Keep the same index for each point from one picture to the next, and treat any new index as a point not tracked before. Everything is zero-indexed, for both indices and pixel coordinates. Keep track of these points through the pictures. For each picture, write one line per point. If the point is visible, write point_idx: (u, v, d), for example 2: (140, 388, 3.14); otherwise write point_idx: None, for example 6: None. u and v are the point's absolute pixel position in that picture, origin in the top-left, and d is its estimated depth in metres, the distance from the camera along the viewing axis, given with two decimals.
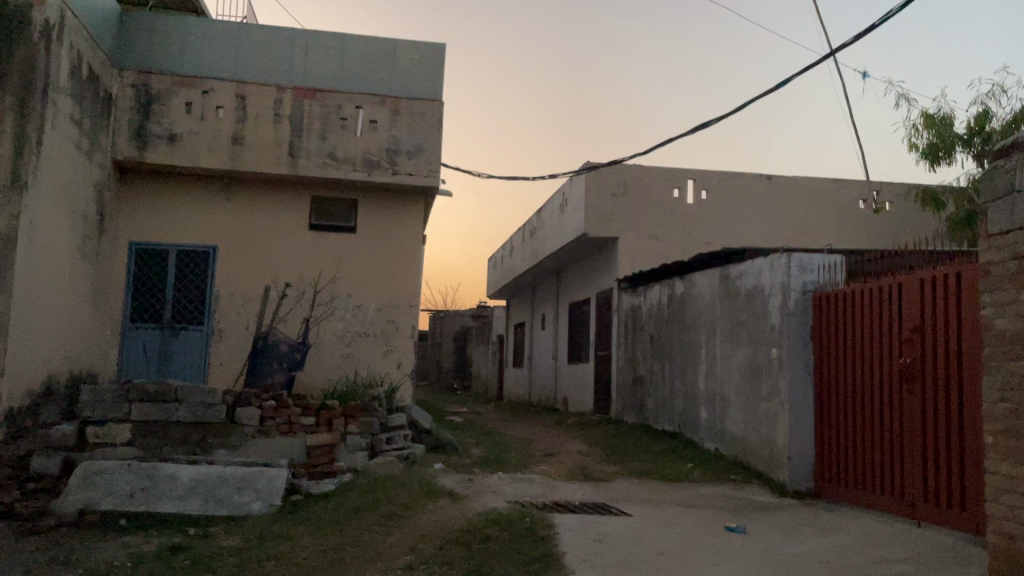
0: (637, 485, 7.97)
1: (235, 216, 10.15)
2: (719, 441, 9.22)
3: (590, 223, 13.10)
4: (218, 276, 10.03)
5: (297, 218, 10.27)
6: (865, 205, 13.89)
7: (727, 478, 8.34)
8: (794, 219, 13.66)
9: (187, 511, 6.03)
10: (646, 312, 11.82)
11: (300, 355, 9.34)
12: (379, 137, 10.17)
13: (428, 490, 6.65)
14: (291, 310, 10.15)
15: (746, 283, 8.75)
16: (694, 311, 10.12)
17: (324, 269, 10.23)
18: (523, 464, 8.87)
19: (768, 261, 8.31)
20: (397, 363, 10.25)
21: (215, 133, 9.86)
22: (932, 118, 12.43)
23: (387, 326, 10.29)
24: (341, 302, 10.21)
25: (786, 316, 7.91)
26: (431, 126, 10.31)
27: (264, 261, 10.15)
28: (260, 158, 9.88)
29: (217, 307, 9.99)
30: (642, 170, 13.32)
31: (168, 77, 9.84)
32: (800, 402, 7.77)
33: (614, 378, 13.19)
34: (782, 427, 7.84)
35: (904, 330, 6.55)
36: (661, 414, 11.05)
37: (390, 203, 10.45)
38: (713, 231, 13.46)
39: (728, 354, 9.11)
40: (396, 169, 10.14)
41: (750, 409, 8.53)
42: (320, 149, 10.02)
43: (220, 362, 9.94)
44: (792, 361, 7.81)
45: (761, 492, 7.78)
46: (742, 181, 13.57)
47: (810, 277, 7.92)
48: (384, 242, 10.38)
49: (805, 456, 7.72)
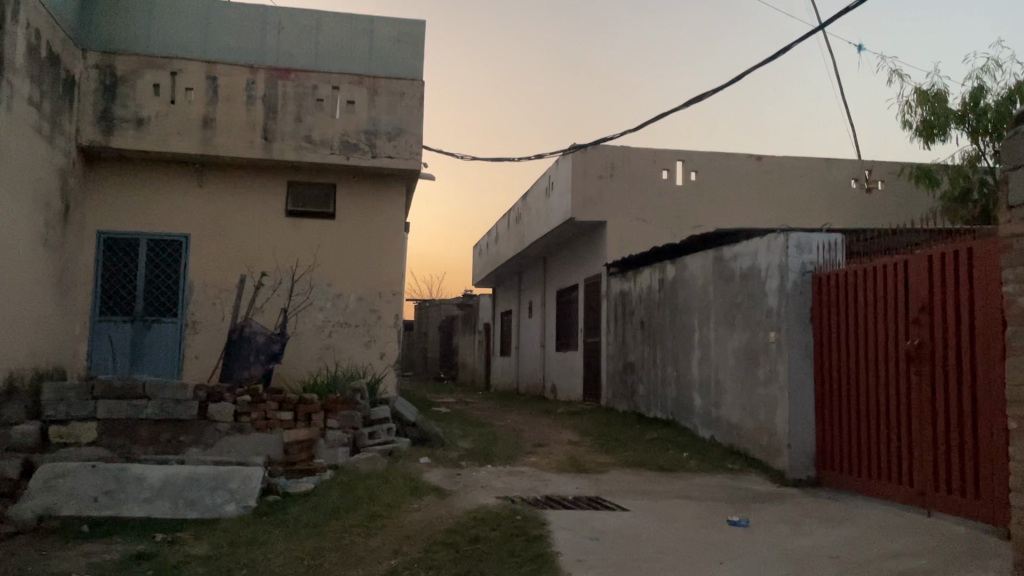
0: (632, 476, 7.65)
1: (208, 203, 9.71)
2: (714, 429, 8.92)
3: (577, 207, 12.75)
4: (191, 265, 9.61)
5: (272, 204, 9.84)
6: (857, 184, 13.60)
7: (724, 467, 8.04)
8: (785, 200, 13.36)
9: (154, 516, 5.66)
10: (636, 297, 11.49)
11: (278, 346, 8.91)
12: (357, 118, 9.74)
13: (413, 487, 6.29)
14: (268, 300, 9.74)
15: (741, 264, 8.41)
16: (686, 295, 9.80)
17: (302, 257, 9.82)
18: (513, 455, 8.53)
19: (765, 241, 7.97)
20: (380, 354, 9.88)
21: (185, 116, 9.40)
22: (926, 94, 12.16)
23: (369, 315, 9.90)
24: (321, 291, 9.81)
25: (784, 299, 7.58)
26: (412, 107, 9.89)
27: (239, 250, 9.72)
28: (233, 142, 9.44)
29: (191, 299, 9.58)
30: (630, 151, 12.95)
31: (133, 58, 9.38)
32: (800, 387, 7.46)
33: (604, 365, 12.87)
34: (782, 414, 7.53)
35: (911, 311, 6.24)
36: (653, 401, 10.74)
37: (370, 187, 10.04)
38: (703, 213, 13.14)
39: (723, 338, 8.79)
40: (376, 152, 9.73)
41: (747, 395, 8.22)
42: (296, 131, 9.59)
43: (195, 355, 9.54)
44: (792, 345, 7.49)
45: (760, 481, 7.47)
46: (731, 162, 13.25)
47: (809, 257, 7.60)
48: (365, 229, 9.97)
49: (805, 443, 7.42)
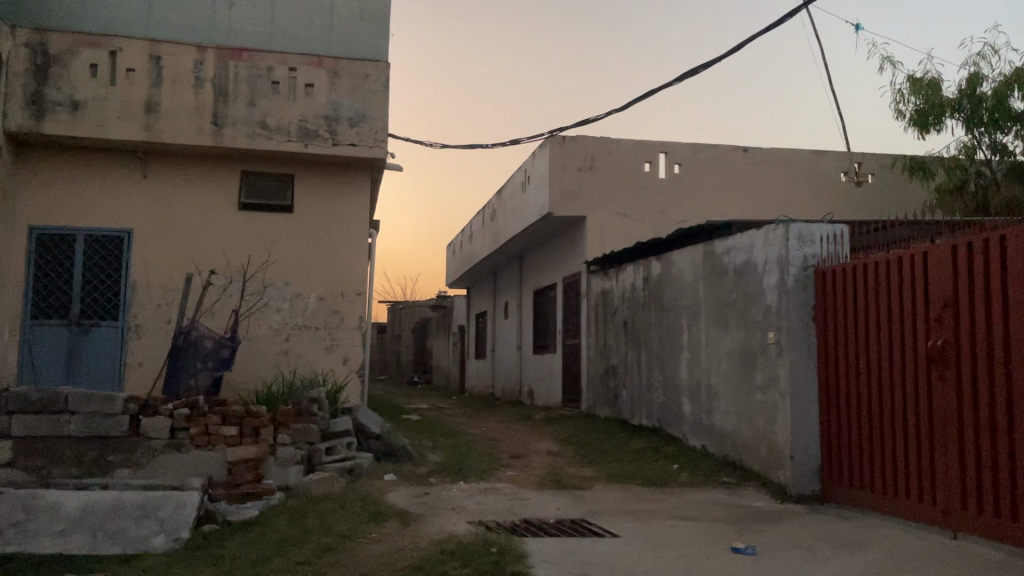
0: (619, 493, 6.93)
1: (153, 195, 8.85)
2: (706, 438, 8.22)
3: (555, 201, 12.03)
4: (134, 263, 8.76)
5: (223, 196, 8.99)
6: (847, 177, 13.01)
7: (718, 480, 7.35)
8: (772, 194, 12.75)
9: (68, 552, 4.85)
10: (619, 296, 10.79)
11: (228, 351, 8.08)
12: (316, 103, 8.94)
13: (372, 513, 5.52)
14: (218, 301, 8.91)
15: (736, 259, 7.72)
16: (673, 293, 9.10)
17: (255, 253, 8.99)
18: (488, 469, 7.78)
19: (761, 233, 7.29)
20: (342, 359, 9.08)
21: (125, 98, 8.55)
22: (919, 83, 11.60)
23: (331, 317, 9.10)
24: (277, 290, 9.00)
25: (784, 296, 6.90)
26: (376, 91, 9.10)
27: (186, 246, 8.87)
28: (179, 127, 8.59)
29: (134, 300, 8.73)
30: (610, 142, 12.26)
31: (68, 35, 8.52)
32: (803, 392, 6.78)
33: (584, 369, 12.16)
34: (783, 422, 6.86)
35: (931, 306, 5.58)
36: (637, 407, 10.04)
37: (332, 178, 9.25)
38: (687, 208, 12.47)
39: (715, 340, 8.09)
40: (337, 139, 8.92)
41: (743, 402, 7.52)
42: (249, 116, 8.77)
43: (139, 362, 8.69)
44: (793, 346, 6.81)
45: (760, 497, 6.78)
46: (717, 154, 12.60)
47: (811, 250, 6.92)
48: (325, 223, 9.18)
49: (809, 455, 6.75)
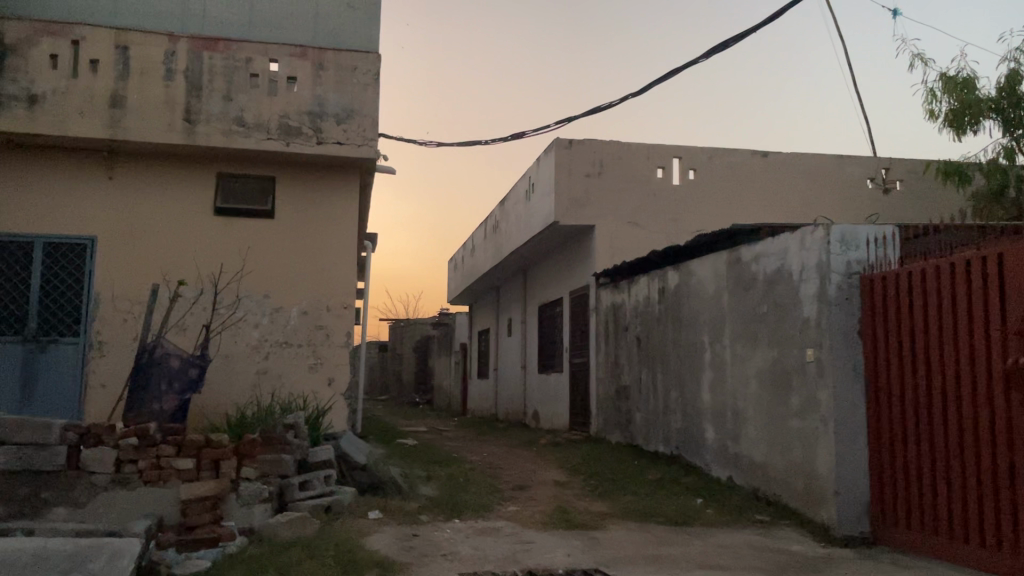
0: (637, 533, 6.04)
1: (119, 199, 8.03)
2: (732, 468, 7.32)
3: (561, 208, 11.21)
4: (98, 274, 7.94)
5: (197, 200, 8.16)
6: (873, 184, 12.19)
7: (749, 517, 6.44)
8: (794, 201, 11.91)
9: None
10: (631, 310, 9.93)
11: (197, 371, 7.22)
12: (299, 98, 8.16)
13: (346, 564, 4.64)
14: (187, 315, 8.06)
15: (765, 267, 6.87)
16: (692, 306, 8.24)
17: (228, 262, 8.16)
18: (487, 504, 6.89)
19: (797, 236, 6.43)
20: (327, 380, 8.23)
21: (88, 92, 7.76)
22: (953, 81, 10.80)
23: (315, 333, 8.25)
24: (254, 303, 8.17)
25: (825, 307, 6.04)
26: (366, 85, 8.31)
27: (154, 255, 8.04)
28: (147, 123, 7.79)
29: (97, 315, 7.90)
30: (620, 146, 11.46)
31: (26, 23, 7.76)
32: (848, 418, 5.90)
33: (593, 389, 11.28)
34: (824, 453, 5.97)
35: (1009, 320, 4.71)
36: (652, 432, 9.16)
37: (318, 180, 8.43)
38: (703, 216, 11.62)
39: (743, 359, 7.21)
40: (322, 137, 8.11)
41: (776, 428, 6.64)
42: (224, 112, 7.96)
43: (101, 384, 7.84)
44: (836, 365, 5.94)
45: (799, 540, 5.87)
46: (734, 159, 11.78)
47: (855, 255, 6.05)
48: (309, 230, 8.35)
49: (856, 491, 5.85)
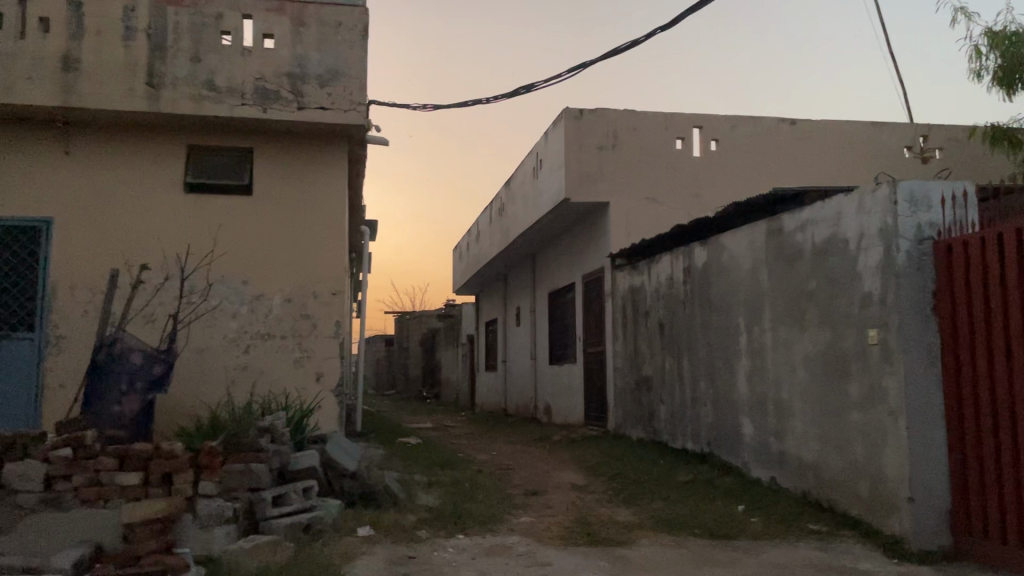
0: (673, 550, 5.12)
1: (76, 176, 7.12)
2: (777, 469, 6.39)
3: (572, 185, 10.26)
4: (54, 261, 7.04)
5: (164, 176, 7.26)
6: (911, 153, 11.21)
7: (803, 528, 5.51)
8: (826, 172, 10.94)
9: None
10: (652, 293, 9.01)
11: (163, 367, 6.31)
12: (277, 58, 7.25)
13: None
14: (152, 304, 7.16)
15: (814, 236, 5.94)
16: (724, 285, 7.30)
17: (197, 244, 7.25)
18: (495, 515, 5.97)
19: (853, 198, 5.49)
20: (315, 376, 7.33)
21: (37, 54, 6.84)
22: (1001, 35, 9.78)
23: (300, 323, 7.35)
24: (230, 290, 7.27)
25: (892, 279, 5.08)
26: (351, 42, 7.41)
27: (115, 237, 7.14)
28: (104, 88, 6.87)
29: (54, 306, 7.01)
30: (635, 116, 10.51)
31: None
32: (922, 412, 4.94)
33: (611, 381, 10.35)
34: (894, 453, 5.03)
35: None
36: (679, 427, 8.24)
37: (302, 152, 7.53)
38: (727, 190, 10.65)
39: (787, 343, 6.27)
40: (303, 101, 7.21)
41: (831, 423, 5.70)
42: (192, 74, 7.05)
43: (60, 384, 6.95)
44: (907, 348, 4.99)
45: (867, 556, 4.93)
46: (759, 128, 10.81)
47: (927, 218, 5.09)
48: (292, 209, 7.45)
49: (934, 497, 4.90)
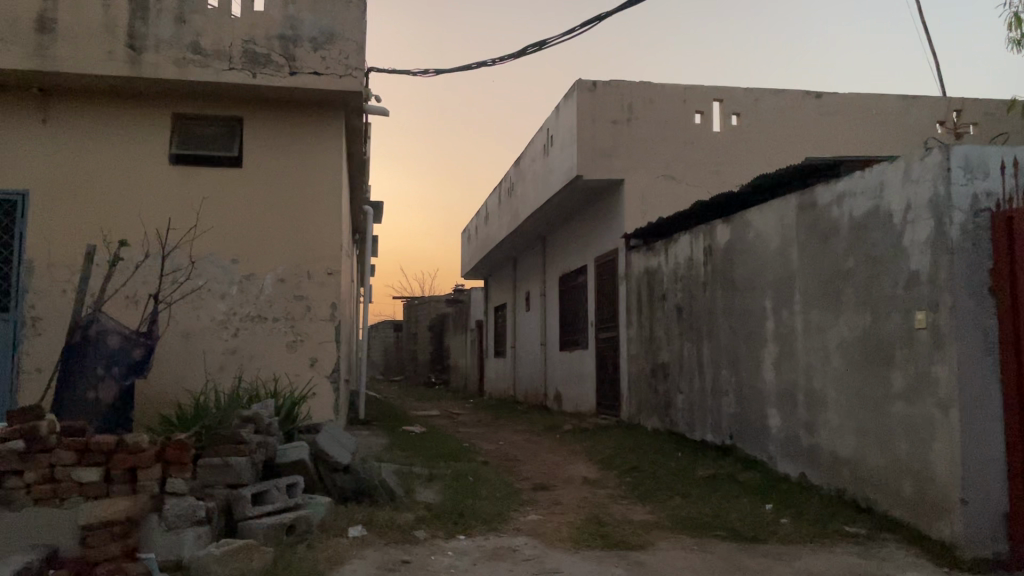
0: (697, 555, 4.63)
1: (52, 146, 6.64)
2: (807, 464, 5.88)
3: (585, 160, 9.73)
4: (30, 237, 6.58)
5: (145, 146, 6.77)
6: (943, 129, 10.61)
7: (839, 530, 5.00)
8: (852, 149, 10.36)
9: None
10: (669, 274, 8.49)
11: (143, 351, 5.83)
12: (268, 20, 6.74)
13: None
14: (133, 283, 6.70)
15: (852, 211, 5.40)
16: (749, 265, 6.78)
17: (181, 219, 6.77)
18: (500, 513, 5.49)
19: (899, 167, 4.94)
20: (309, 360, 6.85)
21: (8, 13, 6.34)
22: None
23: (293, 305, 6.87)
24: (217, 269, 6.80)
25: (944, 256, 4.53)
26: (347, 3, 6.89)
27: (92, 212, 6.67)
28: (81, 50, 6.38)
29: (31, 285, 6.56)
30: (651, 88, 9.94)
31: None
32: (977, 405, 4.41)
33: (625, 368, 9.84)
34: (944, 450, 4.50)
35: None
36: (698, 417, 7.74)
37: (295, 120, 7.01)
38: (748, 167, 10.09)
39: (820, 328, 5.74)
40: (295, 66, 6.69)
41: (871, 415, 5.18)
42: (176, 37, 6.55)
43: (37, 369, 6.50)
44: (960, 333, 4.45)
45: (913, 564, 4.42)
46: (782, 101, 10.24)
47: (984, 186, 4.53)
48: (283, 181, 6.95)
49: (988, 500, 4.38)
